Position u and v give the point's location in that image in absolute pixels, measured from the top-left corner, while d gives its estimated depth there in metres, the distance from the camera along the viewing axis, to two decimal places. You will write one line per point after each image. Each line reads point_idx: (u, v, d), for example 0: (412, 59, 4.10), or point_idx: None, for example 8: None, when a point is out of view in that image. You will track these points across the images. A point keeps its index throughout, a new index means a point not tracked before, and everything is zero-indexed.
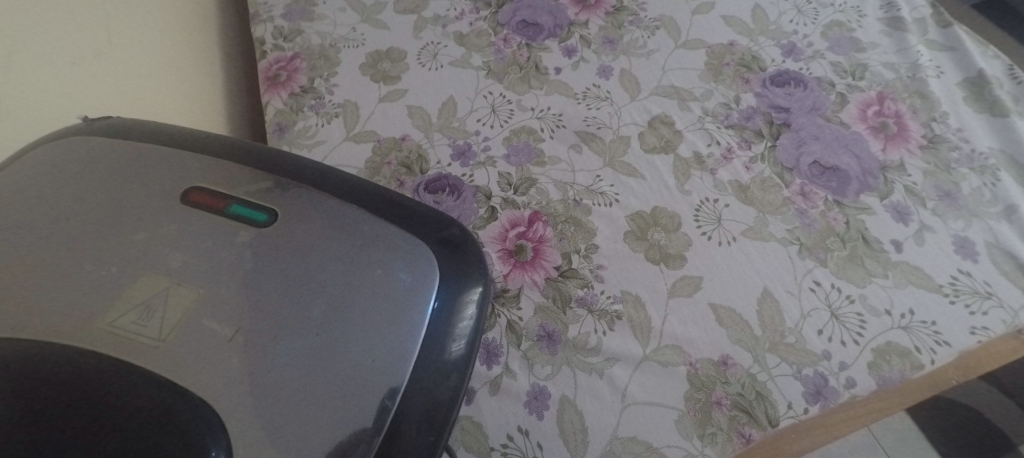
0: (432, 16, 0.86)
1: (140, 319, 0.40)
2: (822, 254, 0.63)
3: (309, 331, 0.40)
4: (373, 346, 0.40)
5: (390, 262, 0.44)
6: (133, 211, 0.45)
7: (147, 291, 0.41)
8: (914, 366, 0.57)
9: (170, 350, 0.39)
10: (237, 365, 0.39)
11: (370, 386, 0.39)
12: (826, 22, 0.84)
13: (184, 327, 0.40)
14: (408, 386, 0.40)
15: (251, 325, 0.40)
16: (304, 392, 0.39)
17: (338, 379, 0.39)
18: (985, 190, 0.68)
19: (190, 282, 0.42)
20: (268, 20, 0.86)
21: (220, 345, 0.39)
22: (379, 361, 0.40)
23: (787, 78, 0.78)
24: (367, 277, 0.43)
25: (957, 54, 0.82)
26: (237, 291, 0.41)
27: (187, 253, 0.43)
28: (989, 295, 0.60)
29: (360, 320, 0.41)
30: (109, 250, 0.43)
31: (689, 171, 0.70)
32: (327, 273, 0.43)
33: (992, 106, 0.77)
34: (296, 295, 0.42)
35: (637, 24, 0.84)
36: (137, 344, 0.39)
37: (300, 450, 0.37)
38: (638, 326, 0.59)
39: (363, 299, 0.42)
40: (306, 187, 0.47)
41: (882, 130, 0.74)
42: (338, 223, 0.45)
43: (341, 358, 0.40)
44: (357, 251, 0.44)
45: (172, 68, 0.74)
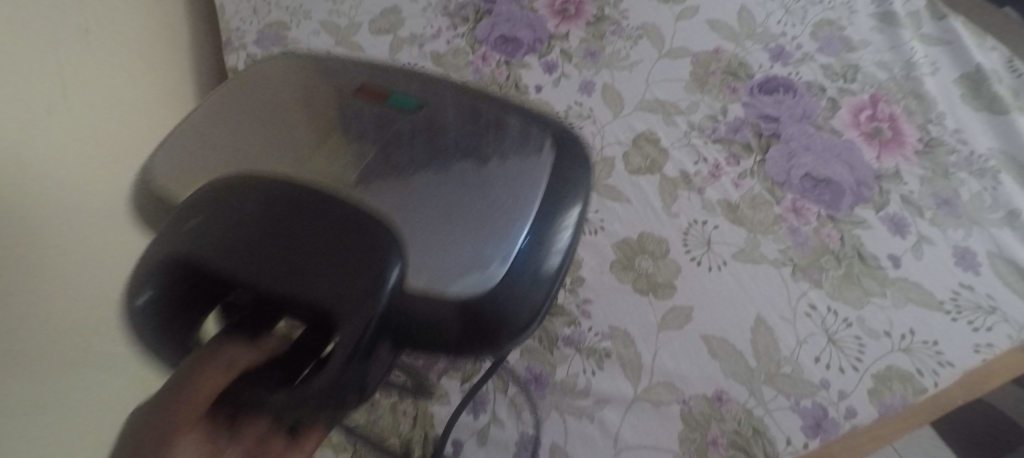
0: (409, 36, 0.79)
1: (343, 168, 0.44)
2: (816, 275, 0.61)
3: (459, 189, 0.44)
4: (508, 210, 0.43)
5: (525, 153, 0.46)
6: (321, 98, 0.50)
7: (329, 153, 0.45)
8: (916, 390, 0.54)
9: (356, 188, 0.43)
10: (401, 200, 0.43)
11: (496, 240, 0.41)
12: (815, 21, 0.79)
13: (359, 164, 0.45)
14: (512, 277, 0.40)
15: (405, 164, 0.45)
16: (441, 236, 0.42)
17: (478, 223, 0.42)
18: (985, 195, 0.66)
19: (359, 137, 0.46)
20: (240, 47, 0.78)
21: (381, 176, 0.44)
22: (510, 220, 0.42)
23: (776, 84, 0.75)
24: (508, 167, 0.45)
25: (954, 49, 0.77)
26: (397, 155, 0.45)
27: (354, 152, 0.45)
28: (993, 310, 0.58)
29: (507, 189, 0.44)
30: (299, 121, 0.48)
31: (676, 191, 0.68)
32: (467, 144, 0.46)
33: (991, 104, 0.73)
34: (445, 161, 0.45)
35: (619, 34, 0.78)
36: (335, 186, 0.43)
37: (433, 280, 0.40)
38: (627, 364, 0.57)
39: (512, 174, 0.45)
40: (471, 111, 0.47)
41: (876, 136, 0.71)
42: (475, 129, 0.47)
43: (488, 208, 0.43)
44: (494, 148, 0.46)
45: (155, 87, 0.66)
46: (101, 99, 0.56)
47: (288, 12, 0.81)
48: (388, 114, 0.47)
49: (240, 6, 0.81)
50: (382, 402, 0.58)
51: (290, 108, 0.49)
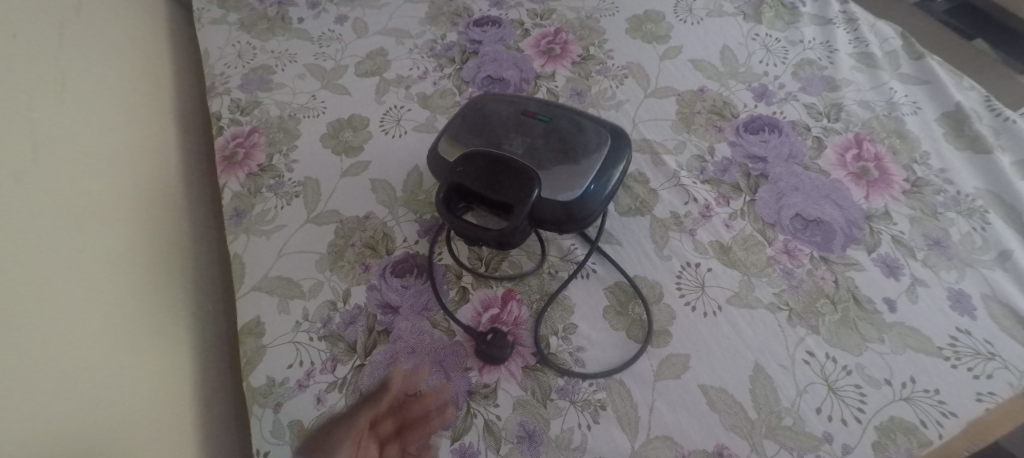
0: (395, 77, 0.77)
1: (503, 144, 0.60)
2: (812, 320, 0.59)
3: (556, 154, 0.60)
4: (595, 152, 0.60)
5: (600, 129, 0.62)
6: (464, 129, 0.62)
7: (494, 149, 0.60)
8: (920, 443, 0.53)
9: (516, 159, 0.59)
10: (524, 154, 0.60)
11: (584, 169, 0.59)
12: (796, 60, 0.78)
13: (517, 148, 0.60)
14: (592, 185, 0.59)
15: (513, 139, 0.61)
16: (553, 168, 0.59)
17: (568, 163, 0.59)
18: (974, 235, 0.64)
19: (521, 136, 0.61)
20: (224, 92, 0.78)
21: (509, 152, 0.60)
22: (593, 162, 0.60)
23: (760, 124, 0.72)
24: (599, 129, 0.62)
25: (932, 87, 0.75)
26: (540, 137, 0.61)
27: (504, 144, 0.61)
28: (992, 355, 0.57)
29: (589, 138, 0.61)
30: (477, 142, 0.61)
31: (667, 232, 0.65)
32: (560, 122, 0.62)
33: (974, 142, 0.70)
34: (548, 133, 0.61)
35: (605, 73, 0.77)
36: (493, 152, 0.60)
37: (560, 189, 0.58)
38: (624, 417, 0.55)
39: (590, 135, 0.61)
40: (560, 109, 0.63)
41: (863, 176, 0.68)
42: (564, 111, 0.64)
43: (577, 152, 0.60)
44: (577, 120, 0.63)
45: (145, 150, 0.69)
46: (77, 153, 0.58)
47: (273, 55, 0.80)
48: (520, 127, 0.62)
49: (226, 53, 0.81)
50: None
51: (451, 136, 0.62)
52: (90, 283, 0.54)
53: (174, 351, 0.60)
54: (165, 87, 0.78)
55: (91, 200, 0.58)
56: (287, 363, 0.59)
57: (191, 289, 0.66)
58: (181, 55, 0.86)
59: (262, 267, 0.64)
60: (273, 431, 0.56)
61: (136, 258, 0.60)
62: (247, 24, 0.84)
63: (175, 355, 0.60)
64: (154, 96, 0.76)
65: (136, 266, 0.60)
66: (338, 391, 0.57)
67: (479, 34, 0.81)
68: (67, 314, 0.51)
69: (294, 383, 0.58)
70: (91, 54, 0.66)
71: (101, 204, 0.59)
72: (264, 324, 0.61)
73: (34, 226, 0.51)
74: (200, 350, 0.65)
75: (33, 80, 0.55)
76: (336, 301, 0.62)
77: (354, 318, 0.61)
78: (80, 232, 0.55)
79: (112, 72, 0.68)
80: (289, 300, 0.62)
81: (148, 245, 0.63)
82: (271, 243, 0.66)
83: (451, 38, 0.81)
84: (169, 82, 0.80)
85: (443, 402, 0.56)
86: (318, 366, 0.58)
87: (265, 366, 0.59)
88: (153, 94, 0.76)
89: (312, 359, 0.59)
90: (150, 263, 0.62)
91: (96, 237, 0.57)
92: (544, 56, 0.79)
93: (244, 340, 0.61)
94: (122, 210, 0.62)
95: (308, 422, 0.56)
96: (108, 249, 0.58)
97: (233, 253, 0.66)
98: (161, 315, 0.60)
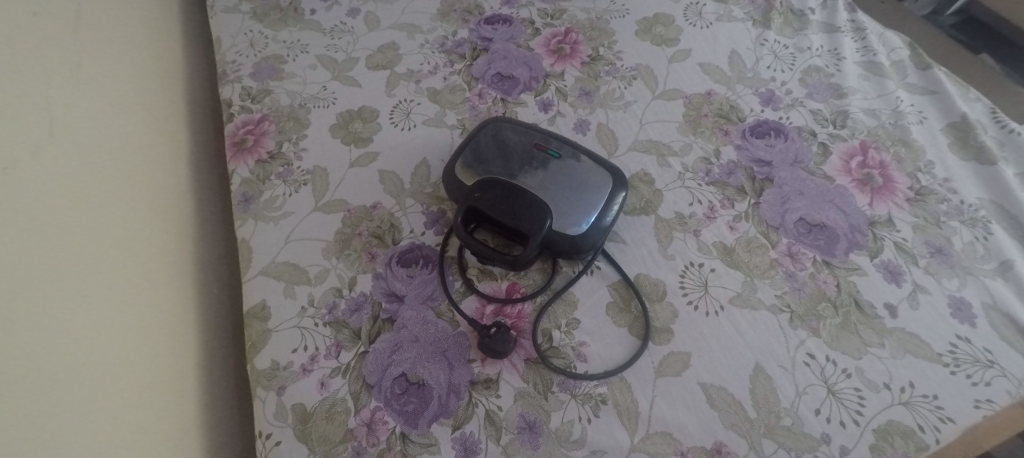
0: (406, 71, 0.77)
1: (515, 172, 0.62)
2: (814, 323, 0.60)
3: (563, 187, 0.61)
4: (599, 188, 0.62)
5: (607, 168, 0.64)
6: (483, 158, 0.64)
7: (506, 179, 0.62)
8: (917, 448, 0.53)
9: (524, 187, 0.61)
10: (533, 183, 0.61)
11: (587, 205, 0.61)
12: (804, 67, 0.78)
13: (528, 176, 0.62)
14: (593, 225, 0.60)
15: (526, 169, 0.62)
16: (556, 199, 0.61)
17: (572, 196, 0.61)
18: (976, 245, 0.64)
19: (533, 169, 0.63)
20: (235, 80, 0.78)
21: (522, 180, 0.62)
22: (597, 198, 0.61)
23: (767, 128, 0.73)
24: (605, 168, 0.64)
25: (939, 98, 0.76)
26: (552, 171, 0.62)
27: (516, 173, 0.62)
28: (991, 363, 0.57)
29: (595, 175, 0.63)
30: (492, 172, 0.63)
31: (672, 232, 0.65)
32: (569, 155, 0.64)
33: (978, 153, 0.71)
34: (557, 167, 0.63)
35: (614, 74, 0.77)
36: (505, 178, 0.62)
37: (561, 218, 0.60)
38: (624, 411, 0.56)
39: (596, 172, 0.63)
40: (566, 145, 0.65)
41: (868, 183, 0.69)
42: (575, 145, 0.65)
43: (583, 187, 0.62)
44: (586, 157, 0.64)
45: (157, 136, 0.70)
46: (91, 136, 0.59)
47: (285, 45, 0.81)
48: (537, 157, 0.63)
49: (237, 42, 0.82)
50: (368, 450, 0.54)
51: (468, 162, 0.64)
52: (99, 264, 0.55)
53: (176, 336, 0.61)
54: (176, 73, 0.79)
55: (103, 183, 0.59)
56: (291, 348, 0.59)
57: (191, 276, 0.67)
58: (192, 42, 0.86)
59: (269, 253, 0.65)
60: (275, 413, 0.57)
61: (144, 243, 0.61)
62: (259, 14, 0.84)
63: (177, 340, 0.61)
64: (167, 78, 0.76)
65: (143, 251, 0.61)
66: (342, 377, 0.57)
67: (490, 31, 0.82)
68: (79, 294, 0.52)
69: (298, 368, 0.58)
70: (107, 37, 0.66)
71: (111, 187, 0.60)
72: (270, 308, 0.62)
73: (48, 206, 0.51)
74: (204, 333, 0.66)
75: (50, 62, 0.56)
76: (342, 289, 0.62)
77: (359, 305, 0.61)
78: (92, 215, 0.56)
79: (127, 55, 0.69)
80: (295, 286, 0.62)
81: (154, 231, 0.64)
82: (279, 230, 0.66)
83: (462, 34, 0.81)
84: (180, 67, 0.80)
85: (445, 391, 0.56)
86: (322, 352, 0.59)
87: (270, 351, 0.59)
88: (167, 77, 0.76)
89: (316, 344, 0.59)
90: (156, 249, 0.63)
91: (106, 220, 0.57)
92: (553, 55, 0.79)
93: (250, 324, 0.61)
94: (133, 195, 0.62)
95: (310, 406, 0.56)
96: (118, 233, 0.58)
97: (241, 239, 0.66)
98: (163, 299, 0.61)
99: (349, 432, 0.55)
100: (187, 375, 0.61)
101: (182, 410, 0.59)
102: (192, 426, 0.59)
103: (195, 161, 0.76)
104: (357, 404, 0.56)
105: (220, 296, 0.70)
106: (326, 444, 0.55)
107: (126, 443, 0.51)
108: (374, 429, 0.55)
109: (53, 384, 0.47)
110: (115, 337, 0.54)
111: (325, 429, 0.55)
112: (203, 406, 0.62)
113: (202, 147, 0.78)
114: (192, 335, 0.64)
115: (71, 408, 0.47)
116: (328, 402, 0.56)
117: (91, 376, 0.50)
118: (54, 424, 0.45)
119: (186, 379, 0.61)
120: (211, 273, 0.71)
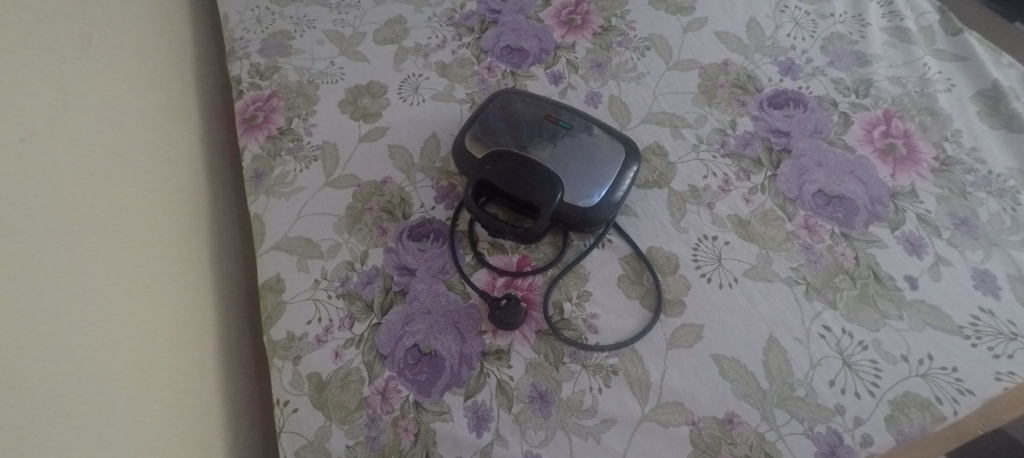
0: (413, 45, 0.77)
1: (524, 144, 0.62)
2: (830, 295, 0.59)
3: (572, 158, 0.61)
4: (608, 160, 0.61)
5: (617, 141, 0.63)
6: (493, 130, 0.64)
7: (516, 150, 0.62)
8: (934, 419, 0.53)
9: (532, 159, 0.61)
10: (541, 155, 0.61)
11: (595, 176, 0.60)
12: (825, 34, 0.76)
13: (537, 148, 0.62)
14: (602, 197, 0.59)
15: (535, 140, 0.62)
16: (564, 172, 0.60)
17: (580, 168, 0.61)
18: (1004, 216, 0.62)
19: (543, 141, 0.62)
20: (244, 57, 0.79)
21: (530, 152, 0.61)
22: (606, 170, 0.61)
23: (786, 98, 0.71)
24: (615, 141, 0.63)
25: (969, 65, 0.73)
26: (561, 143, 0.62)
27: (524, 144, 0.62)
28: (1015, 335, 0.56)
29: (605, 147, 0.62)
30: (501, 144, 0.62)
31: (685, 205, 0.65)
32: (579, 127, 0.63)
33: (1009, 121, 0.68)
34: (566, 138, 0.62)
35: (626, 45, 0.76)
36: (514, 150, 0.61)
37: (568, 192, 0.60)
38: (635, 381, 0.56)
39: (606, 144, 0.62)
40: (577, 117, 0.64)
41: (890, 153, 0.67)
42: (586, 116, 0.65)
43: (592, 159, 0.61)
44: (597, 129, 0.63)
45: (168, 112, 0.71)
46: (105, 113, 0.60)
47: (292, 21, 0.81)
48: (547, 129, 0.63)
49: (245, 19, 0.82)
50: (382, 417, 0.56)
51: (478, 134, 0.64)
52: (113, 247, 0.55)
53: (192, 311, 0.63)
54: (184, 49, 0.79)
55: (118, 161, 0.60)
56: (306, 320, 0.60)
57: (206, 256, 0.68)
58: (200, 19, 0.86)
59: (282, 227, 0.66)
60: (292, 382, 0.58)
61: (158, 220, 0.62)
62: None
63: (193, 318, 0.62)
64: (177, 55, 0.77)
65: (159, 228, 0.62)
66: (355, 347, 0.58)
67: (500, 3, 0.81)
68: (96, 270, 0.52)
69: (313, 339, 0.59)
70: (119, 12, 0.67)
71: (125, 166, 0.60)
72: (284, 280, 0.63)
73: (62, 176, 0.52)
74: (220, 306, 0.67)
75: (62, 36, 0.57)
76: (353, 262, 0.63)
77: (371, 278, 0.62)
78: (109, 191, 0.57)
79: (140, 34, 0.69)
80: (308, 260, 0.63)
81: (168, 210, 0.65)
82: (291, 205, 0.67)
83: (471, 7, 0.80)
84: (188, 43, 0.81)
85: (457, 361, 0.57)
86: (336, 323, 0.60)
87: (285, 322, 0.61)
88: (177, 54, 0.77)
89: (330, 316, 0.60)
90: (169, 220, 0.64)
91: (121, 195, 0.58)
92: (565, 27, 0.78)
93: (265, 295, 0.63)
94: (147, 170, 0.63)
95: (326, 375, 0.58)
96: (133, 209, 0.59)
97: (254, 214, 0.68)
98: (180, 276, 0.63)
99: (364, 399, 0.56)
100: (204, 354, 0.62)
101: (198, 387, 0.60)
102: (210, 396, 0.61)
103: (206, 138, 0.77)
104: (370, 373, 0.57)
105: (235, 272, 0.72)
106: (341, 411, 0.56)
107: (143, 407, 0.52)
108: (388, 398, 0.56)
109: (65, 366, 0.47)
110: (133, 313, 0.55)
111: (340, 396, 0.57)
112: (221, 379, 0.64)
113: (213, 125, 0.79)
114: (209, 310, 0.65)
115: (85, 384, 0.48)
116: (342, 372, 0.58)
117: (109, 354, 0.51)
118: (66, 401, 0.46)
119: (202, 357, 0.62)
120: (226, 250, 0.72)
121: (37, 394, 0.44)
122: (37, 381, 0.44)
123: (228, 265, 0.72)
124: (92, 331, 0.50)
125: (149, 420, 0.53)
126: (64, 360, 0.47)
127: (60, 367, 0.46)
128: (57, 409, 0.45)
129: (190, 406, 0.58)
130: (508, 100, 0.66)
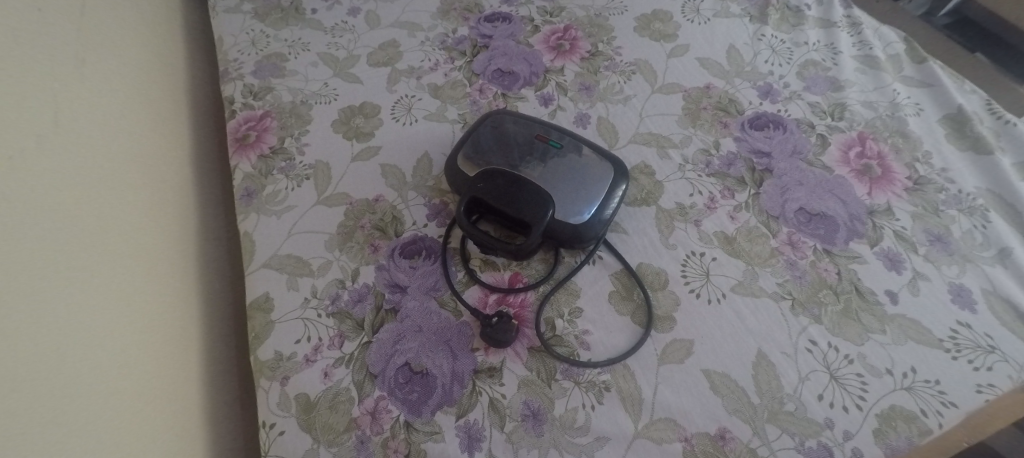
0: (406, 68, 0.78)
1: (516, 163, 0.63)
2: (816, 310, 0.60)
3: (562, 178, 0.62)
4: (598, 179, 0.62)
5: (606, 162, 0.64)
6: (485, 149, 0.64)
7: (508, 169, 0.62)
8: (920, 432, 0.54)
9: (523, 178, 0.61)
10: (533, 174, 0.62)
11: (585, 195, 0.61)
12: (801, 61, 0.79)
13: (529, 166, 0.62)
14: (592, 216, 0.60)
15: (526, 159, 0.63)
16: (555, 192, 0.61)
17: (571, 187, 0.61)
18: (975, 233, 0.65)
19: (535, 161, 0.63)
20: (237, 78, 0.79)
21: (521, 170, 0.62)
22: (597, 189, 0.62)
23: (766, 120, 0.73)
24: (603, 161, 0.64)
25: (934, 90, 0.76)
26: (551, 163, 0.63)
27: (516, 163, 0.63)
28: (992, 349, 0.58)
29: (594, 168, 0.63)
30: (494, 163, 0.63)
31: (673, 223, 0.66)
32: (569, 147, 0.64)
33: (975, 143, 0.71)
34: (555, 159, 0.63)
35: (613, 69, 0.78)
36: (505, 169, 0.62)
37: (558, 210, 0.60)
38: (627, 398, 0.56)
39: (595, 165, 0.63)
40: (567, 137, 0.65)
41: (866, 173, 0.69)
42: (576, 136, 0.66)
43: (581, 179, 0.62)
44: (587, 149, 0.65)
45: (158, 127, 0.70)
46: (93, 128, 0.59)
47: (286, 44, 0.81)
48: (537, 149, 0.64)
49: (239, 41, 0.82)
50: (371, 438, 0.54)
51: (471, 152, 0.64)
52: (102, 263, 0.55)
53: (178, 330, 0.61)
54: (177, 69, 0.79)
55: (107, 178, 0.59)
56: (294, 339, 0.59)
57: (194, 274, 0.67)
58: (193, 42, 0.86)
59: (273, 245, 0.65)
60: (279, 403, 0.57)
61: (147, 238, 0.61)
62: (259, 14, 0.85)
63: (178, 336, 0.61)
64: (169, 75, 0.77)
65: (147, 245, 0.61)
66: (345, 366, 0.58)
67: (490, 28, 0.82)
68: (85, 285, 0.52)
69: (301, 358, 0.58)
70: (113, 33, 0.67)
71: (114, 182, 0.60)
72: (273, 299, 0.62)
73: (51, 190, 0.52)
74: (205, 323, 0.66)
75: (56, 57, 0.57)
76: (344, 280, 0.62)
77: (362, 296, 0.61)
78: (98, 206, 0.56)
79: (132, 53, 0.69)
80: (299, 278, 0.63)
81: (156, 226, 0.64)
82: (282, 223, 0.66)
83: (462, 32, 0.82)
84: (181, 65, 0.81)
85: (448, 380, 0.57)
86: (325, 342, 0.59)
87: (273, 342, 0.60)
88: (169, 74, 0.77)
89: (319, 334, 0.59)
90: (157, 234, 0.63)
91: (109, 211, 0.58)
92: (553, 52, 0.80)
93: (254, 315, 0.61)
94: (136, 184, 0.63)
95: (314, 395, 0.56)
96: (121, 224, 0.59)
97: (244, 232, 0.67)
98: (166, 289, 0.62)
99: (353, 420, 0.55)
100: (189, 371, 0.61)
101: (182, 406, 0.58)
102: (194, 412, 0.60)
103: (196, 155, 0.76)
104: (360, 393, 0.56)
105: (222, 292, 0.71)
106: (330, 433, 0.55)
107: (128, 423, 0.51)
108: (379, 418, 0.55)
109: (48, 379, 0.46)
110: (120, 327, 0.54)
111: (328, 417, 0.55)
112: (205, 399, 0.62)
113: (203, 144, 0.79)
114: (194, 326, 0.64)
115: (66, 396, 0.47)
116: (332, 391, 0.56)
117: (93, 371, 0.50)
118: (52, 418, 0.45)
119: (188, 375, 0.61)
120: (213, 269, 0.71)
121: (20, 408, 0.43)
122: (21, 398, 0.43)
123: (215, 284, 0.71)
124: (77, 348, 0.49)
125: (136, 435, 0.52)
126: (45, 372, 0.46)
127: (41, 381, 0.45)
128: (43, 425, 0.44)
129: (175, 422, 0.57)
130: (500, 121, 0.67)
